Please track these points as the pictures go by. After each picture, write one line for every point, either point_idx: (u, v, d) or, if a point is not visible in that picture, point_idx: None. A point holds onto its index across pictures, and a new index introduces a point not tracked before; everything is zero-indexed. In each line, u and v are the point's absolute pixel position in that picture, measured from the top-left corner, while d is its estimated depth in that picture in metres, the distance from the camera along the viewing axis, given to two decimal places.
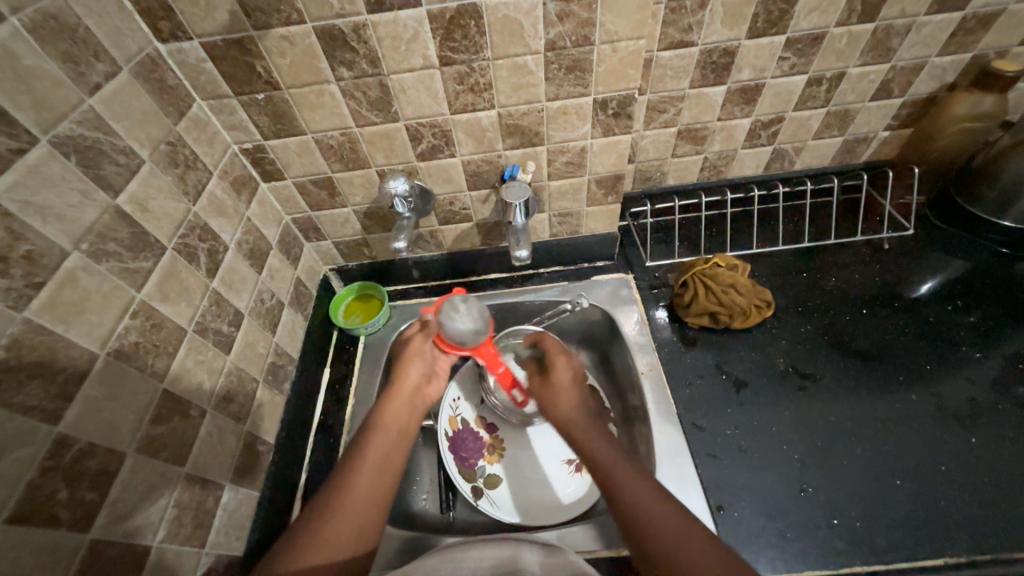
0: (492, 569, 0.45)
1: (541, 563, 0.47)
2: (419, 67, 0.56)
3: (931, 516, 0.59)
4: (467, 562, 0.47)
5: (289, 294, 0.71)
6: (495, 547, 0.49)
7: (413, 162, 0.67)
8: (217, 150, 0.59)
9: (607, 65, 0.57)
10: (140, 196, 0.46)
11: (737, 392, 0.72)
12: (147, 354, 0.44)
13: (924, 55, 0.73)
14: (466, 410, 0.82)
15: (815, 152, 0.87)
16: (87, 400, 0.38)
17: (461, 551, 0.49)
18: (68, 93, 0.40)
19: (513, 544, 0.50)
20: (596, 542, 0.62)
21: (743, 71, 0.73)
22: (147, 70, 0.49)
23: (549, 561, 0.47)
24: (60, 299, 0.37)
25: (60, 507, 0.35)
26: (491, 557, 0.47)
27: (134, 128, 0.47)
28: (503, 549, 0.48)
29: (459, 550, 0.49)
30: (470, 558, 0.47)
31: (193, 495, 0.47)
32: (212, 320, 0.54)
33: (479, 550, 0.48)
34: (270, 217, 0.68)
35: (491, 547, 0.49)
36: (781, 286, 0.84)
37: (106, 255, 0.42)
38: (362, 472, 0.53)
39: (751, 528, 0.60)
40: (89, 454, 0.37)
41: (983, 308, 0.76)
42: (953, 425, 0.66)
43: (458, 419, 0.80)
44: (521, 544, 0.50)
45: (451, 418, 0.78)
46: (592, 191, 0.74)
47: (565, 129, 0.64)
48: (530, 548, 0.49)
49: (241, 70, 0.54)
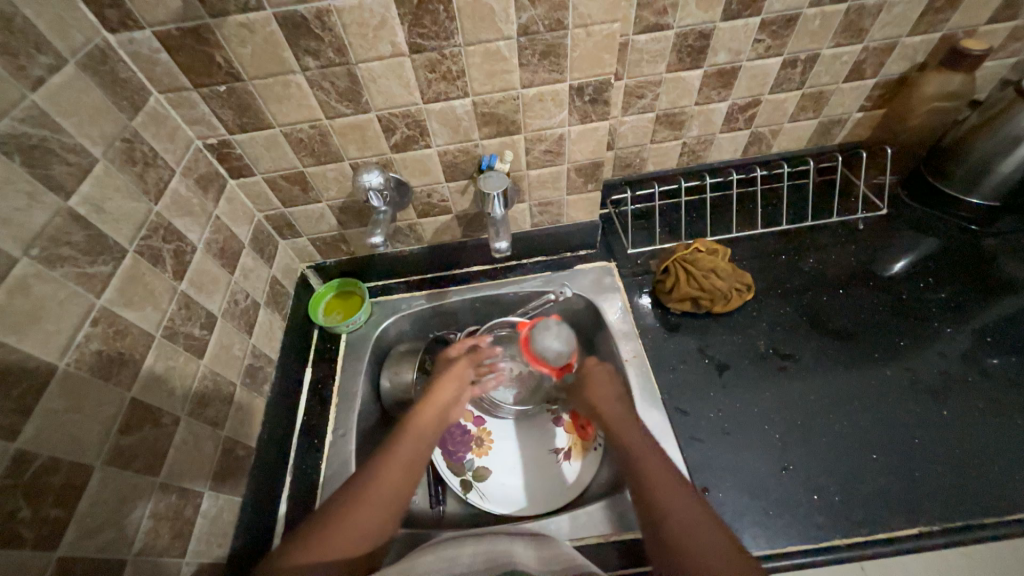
0: (485, 565, 0.46)
1: (533, 557, 0.48)
2: (388, 55, 0.54)
3: (906, 487, 0.61)
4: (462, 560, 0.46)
5: (264, 293, 0.68)
6: (488, 543, 0.49)
7: (387, 154, 0.65)
8: (179, 146, 0.56)
9: (581, 50, 0.56)
10: (94, 197, 0.44)
11: (719, 375, 0.73)
12: (112, 363, 0.42)
13: (895, 35, 0.74)
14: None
15: (791, 135, 0.88)
16: (47, 413, 0.36)
17: (457, 547, 0.48)
18: (8, 88, 0.38)
19: (507, 539, 0.50)
20: (607, 526, 0.63)
21: (718, 55, 0.72)
22: (97, 63, 0.47)
23: (545, 554, 0.48)
24: (10, 308, 0.35)
25: (21, 526, 0.33)
26: (485, 552, 0.47)
27: (85, 125, 0.44)
28: (496, 545, 0.49)
29: (454, 545, 0.48)
30: (465, 553, 0.47)
31: (170, 505, 0.46)
32: (181, 323, 0.52)
33: (472, 547, 0.48)
34: (241, 215, 0.66)
35: (483, 542, 0.49)
36: (761, 269, 0.84)
37: (60, 261, 0.39)
38: (383, 475, 0.53)
39: (735, 508, 0.61)
40: (52, 469, 0.36)
41: (953, 283, 0.78)
42: (926, 399, 0.68)
43: None
44: (515, 538, 0.51)
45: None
46: (571, 180, 0.74)
47: (542, 116, 0.63)
48: (523, 542, 0.50)
49: (200, 61, 0.51)
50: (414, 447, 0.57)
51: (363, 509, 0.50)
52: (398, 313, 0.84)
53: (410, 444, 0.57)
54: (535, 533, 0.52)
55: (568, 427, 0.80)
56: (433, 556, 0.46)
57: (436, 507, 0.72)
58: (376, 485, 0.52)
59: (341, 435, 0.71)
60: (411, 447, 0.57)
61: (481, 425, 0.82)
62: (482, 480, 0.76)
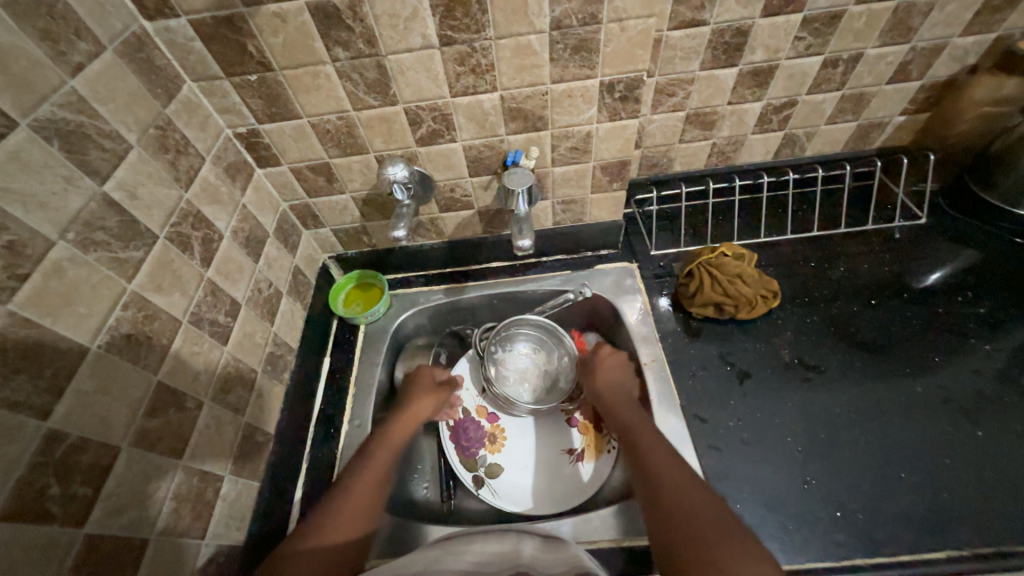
0: (495, 556, 0.45)
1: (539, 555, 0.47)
2: (418, 47, 0.53)
3: (934, 508, 0.58)
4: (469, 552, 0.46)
5: (287, 282, 0.69)
6: (494, 540, 0.49)
7: (412, 147, 0.64)
8: (209, 134, 0.57)
9: (614, 45, 0.55)
10: (129, 182, 0.44)
11: (740, 383, 0.71)
12: (140, 347, 0.43)
13: (946, 35, 0.70)
14: (467, 398, 0.81)
15: (828, 138, 0.84)
16: (77, 394, 0.37)
17: (464, 541, 0.48)
18: (48, 73, 0.38)
19: (513, 537, 0.50)
20: (612, 531, 0.62)
21: (756, 53, 0.70)
22: (133, 50, 0.47)
23: (551, 553, 0.48)
24: (47, 290, 0.36)
25: (51, 503, 0.34)
26: (493, 547, 0.47)
27: (121, 111, 0.45)
28: (503, 542, 0.48)
29: (462, 541, 0.48)
30: (473, 547, 0.47)
31: (191, 488, 0.47)
32: (207, 310, 0.52)
33: (480, 543, 0.48)
34: (267, 204, 0.67)
35: (490, 539, 0.49)
36: (788, 276, 0.82)
37: (94, 245, 0.40)
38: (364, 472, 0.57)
39: (752, 520, 0.60)
40: (81, 449, 0.37)
41: (994, 298, 0.74)
42: (960, 418, 0.65)
43: (460, 409, 0.80)
44: (521, 537, 0.51)
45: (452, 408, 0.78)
46: (597, 178, 0.72)
47: (570, 112, 0.62)
48: (530, 542, 0.50)
49: (232, 50, 0.52)
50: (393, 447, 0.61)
51: (338, 519, 0.51)
52: (417, 307, 0.84)
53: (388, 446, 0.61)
54: (545, 533, 0.52)
55: (582, 428, 0.78)
56: (440, 548, 0.47)
57: (447, 502, 0.73)
58: (349, 494, 0.54)
59: (357, 425, 0.72)
60: (387, 450, 0.60)
61: (495, 421, 0.81)
62: (493, 477, 0.75)
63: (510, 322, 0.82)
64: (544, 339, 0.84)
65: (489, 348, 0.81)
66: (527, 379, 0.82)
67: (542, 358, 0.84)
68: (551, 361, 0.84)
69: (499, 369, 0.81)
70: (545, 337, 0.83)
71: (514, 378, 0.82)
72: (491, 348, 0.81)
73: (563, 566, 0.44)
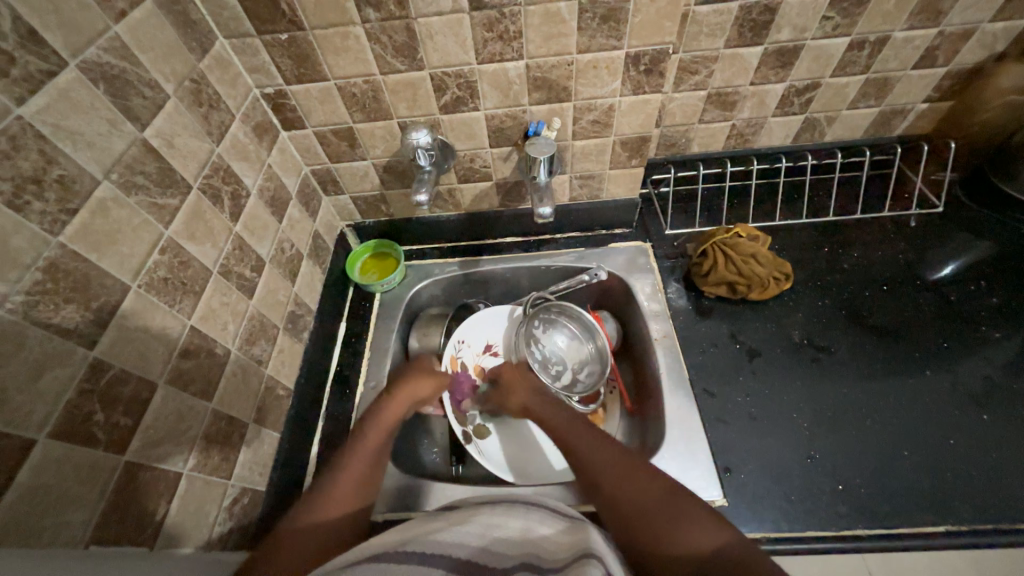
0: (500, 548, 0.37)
1: (557, 543, 0.38)
2: (447, 11, 0.54)
3: (935, 485, 0.60)
4: (475, 530, 0.38)
5: (307, 245, 0.71)
6: (503, 513, 0.40)
7: (435, 115, 0.65)
8: (239, 93, 0.58)
9: (642, 16, 0.55)
10: (166, 132, 0.45)
11: (750, 361, 0.72)
12: (175, 290, 0.45)
13: (976, 20, 0.69)
14: (468, 354, 0.82)
15: (848, 123, 0.84)
16: (119, 329, 0.39)
17: (471, 514, 0.40)
18: (94, 17, 0.39)
19: (522, 511, 0.41)
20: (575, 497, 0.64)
21: (782, 32, 0.69)
22: (170, 2, 0.48)
23: (569, 540, 0.38)
24: (92, 227, 0.37)
25: (96, 428, 0.36)
26: (500, 530, 0.38)
27: (160, 61, 0.46)
28: (513, 521, 0.39)
29: (468, 513, 0.40)
30: (476, 525, 0.38)
31: (219, 430, 0.49)
32: (235, 263, 0.54)
33: (487, 517, 0.39)
34: (290, 166, 0.68)
35: (498, 512, 0.40)
36: (801, 262, 0.82)
37: (135, 188, 0.41)
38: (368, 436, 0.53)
39: (756, 490, 0.62)
40: (123, 381, 0.38)
41: (1008, 289, 0.74)
42: (968, 403, 0.66)
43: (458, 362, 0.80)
44: (531, 508, 0.41)
45: (453, 359, 0.79)
46: (616, 153, 0.73)
47: (594, 84, 0.62)
48: (544, 520, 0.40)
49: (265, 7, 0.52)
50: (391, 421, 0.56)
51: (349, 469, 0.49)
52: (431, 277, 0.86)
53: (388, 418, 0.56)
54: (553, 502, 0.43)
55: None
56: (443, 518, 0.40)
57: (453, 467, 0.75)
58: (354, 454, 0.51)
59: (371, 387, 0.73)
60: (385, 421, 0.55)
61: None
62: (483, 440, 0.77)
63: (565, 307, 0.83)
64: (576, 329, 0.83)
65: (528, 326, 0.81)
66: (547, 365, 0.81)
67: (569, 351, 0.83)
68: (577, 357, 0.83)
69: (531, 348, 0.80)
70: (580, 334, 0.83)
71: (539, 359, 0.80)
72: (531, 324, 0.82)
73: (572, 557, 0.36)
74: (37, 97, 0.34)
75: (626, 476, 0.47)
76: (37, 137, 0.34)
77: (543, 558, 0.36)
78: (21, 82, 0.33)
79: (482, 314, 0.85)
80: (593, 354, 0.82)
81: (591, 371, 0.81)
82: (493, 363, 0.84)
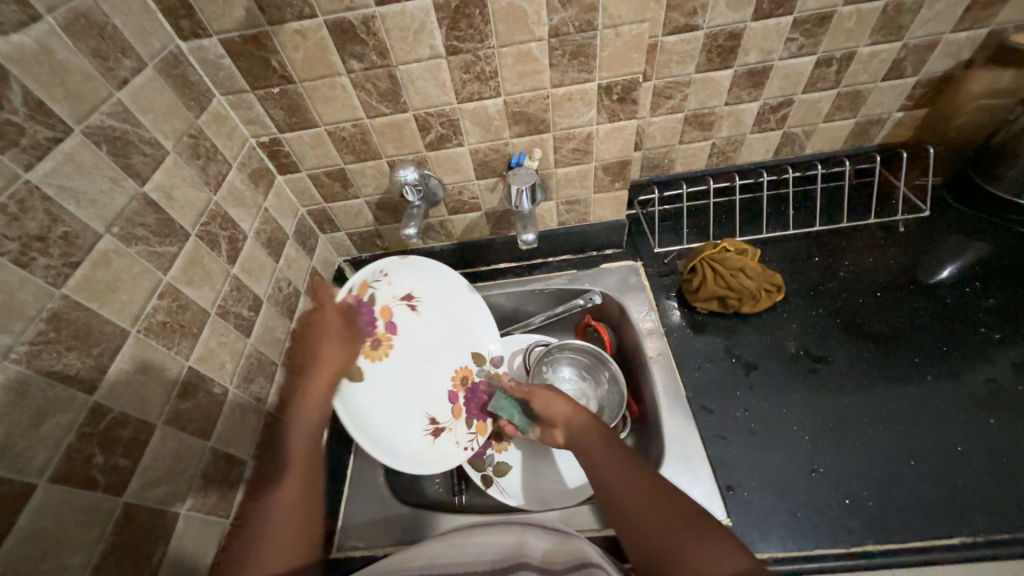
0: (498, 558, 0.37)
1: (550, 552, 0.38)
2: (426, 57, 0.57)
3: (945, 495, 0.58)
4: (471, 549, 0.39)
5: (305, 283, 0.73)
6: (502, 532, 0.41)
7: (422, 152, 0.68)
8: (236, 142, 0.61)
9: (610, 50, 0.58)
10: (165, 185, 0.49)
11: (746, 374, 0.72)
12: (173, 333, 0.47)
13: (936, 32, 0.72)
14: (382, 292, 0.70)
15: (826, 135, 0.86)
16: (119, 373, 0.41)
17: (468, 535, 0.41)
18: (98, 86, 0.43)
19: (519, 530, 0.42)
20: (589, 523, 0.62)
21: (750, 54, 0.72)
22: (170, 67, 0.52)
23: (561, 547, 0.39)
24: (94, 277, 0.40)
25: (95, 470, 0.37)
26: (498, 545, 0.39)
27: (159, 121, 0.49)
28: (509, 538, 0.40)
29: (464, 534, 0.41)
30: (474, 545, 0.39)
31: (218, 469, 0.50)
32: (233, 304, 0.56)
33: (485, 535, 0.40)
34: (286, 208, 0.71)
35: (497, 532, 0.41)
36: (792, 272, 0.83)
37: (135, 239, 0.44)
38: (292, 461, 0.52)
39: (760, 508, 0.60)
40: (123, 423, 0.40)
41: (1005, 290, 0.74)
42: (973, 407, 0.64)
43: (370, 292, 0.68)
44: (528, 528, 0.42)
45: (364, 284, 0.67)
46: (599, 178, 0.75)
47: (571, 115, 0.65)
48: (539, 535, 0.41)
49: (257, 65, 0.56)
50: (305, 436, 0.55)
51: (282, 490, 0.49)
52: None
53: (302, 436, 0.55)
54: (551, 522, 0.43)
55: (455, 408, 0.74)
56: (441, 540, 0.41)
57: (457, 497, 0.74)
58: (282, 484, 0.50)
59: None
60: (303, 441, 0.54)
61: (390, 332, 0.71)
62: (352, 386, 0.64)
63: (562, 346, 0.83)
64: (591, 364, 0.83)
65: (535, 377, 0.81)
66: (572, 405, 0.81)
67: (587, 384, 0.83)
68: (598, 388, 0.82)
69: None
70: (596, 367, 0.83)
71: None
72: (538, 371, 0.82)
73: (568, 561, 0.36)
74: (44, 162, 0.37)
75: (639, 490, 0.46)
76: (43, 198, 0.37)
77: (541, 562, 0.37)
78: (30, 149, 0.36)
79: (419, 261, 0.74)
80: (611, 382, 0.80)
81: (613, 405, 0.79)
82: (404, 315, 0.73)
